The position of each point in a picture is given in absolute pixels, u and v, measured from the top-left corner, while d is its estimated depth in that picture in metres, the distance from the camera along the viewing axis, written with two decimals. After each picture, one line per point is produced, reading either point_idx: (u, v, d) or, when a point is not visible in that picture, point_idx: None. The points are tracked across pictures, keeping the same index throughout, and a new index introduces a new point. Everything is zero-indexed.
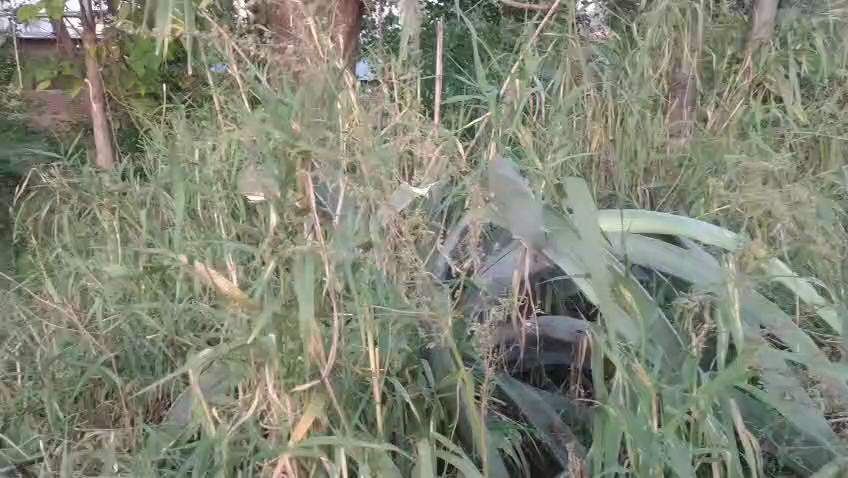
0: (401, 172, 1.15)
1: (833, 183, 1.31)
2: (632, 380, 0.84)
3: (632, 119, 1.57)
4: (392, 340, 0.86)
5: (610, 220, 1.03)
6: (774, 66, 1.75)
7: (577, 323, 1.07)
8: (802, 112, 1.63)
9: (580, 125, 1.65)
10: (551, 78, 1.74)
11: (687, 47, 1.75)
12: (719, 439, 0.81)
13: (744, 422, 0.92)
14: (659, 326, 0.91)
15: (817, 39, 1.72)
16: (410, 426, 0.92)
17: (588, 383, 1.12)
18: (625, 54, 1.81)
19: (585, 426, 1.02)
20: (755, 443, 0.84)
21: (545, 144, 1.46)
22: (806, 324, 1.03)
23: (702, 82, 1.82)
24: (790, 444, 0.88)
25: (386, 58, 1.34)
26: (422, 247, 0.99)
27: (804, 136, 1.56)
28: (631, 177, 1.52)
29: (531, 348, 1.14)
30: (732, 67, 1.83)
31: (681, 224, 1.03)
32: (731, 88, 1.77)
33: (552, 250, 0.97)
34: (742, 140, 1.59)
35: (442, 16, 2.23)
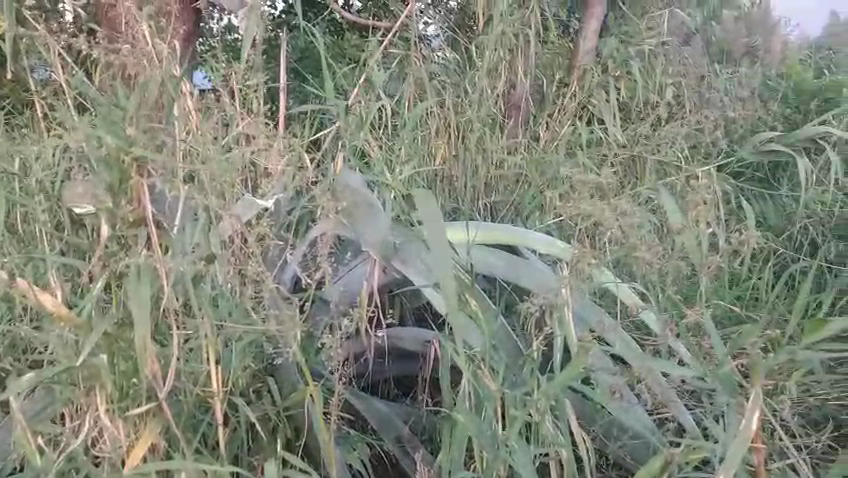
0: (246, 183, 1.12)
1: (649, 197, 1.43)
2: (477, 386, 0.86)
3: (473, 135, 1.64)
4: (236, 358, 0.83)
5: (457, 230, 1.07)
6: (597, 91, 1.89)
7: (424, 332, 1.08)
8: (622, 133, 1.78)
9: (424, 140, 1.70)
10: (395, 94, 1.78)
11: (520, 69, 1.85)
12: (557, 438, 0.86)
13: (578, 421, 0.97)
14: (502, 333, 0.95)
15: (633, 67, 1.89)
16: (257, 446, 0.88)
17: (435, 392, 1.14)
18: (465, 73, 1.88)
19: (432, 434, 1.04)
20: (588, 441, 0.90)
21: (391, 158, 1.48)
22: (628, 326, 1.13)
23: (535, 103, 1.94)
24: (618, 441, 0.94)
25: (227, 66, 1.30)
26: (270, 258, 0.97)
27: (624, 155, 1.71)
28: (473, 191, 1.59)
29: (380, 360, 1.14)
30: (561, 89, 1.96)
31: (520, 235, 1.09)
32: (561, 109, 1.89)
33: (401, 260, 0.97)
34: (571, 158, 1.71)
35: (284, 27, 2.20)
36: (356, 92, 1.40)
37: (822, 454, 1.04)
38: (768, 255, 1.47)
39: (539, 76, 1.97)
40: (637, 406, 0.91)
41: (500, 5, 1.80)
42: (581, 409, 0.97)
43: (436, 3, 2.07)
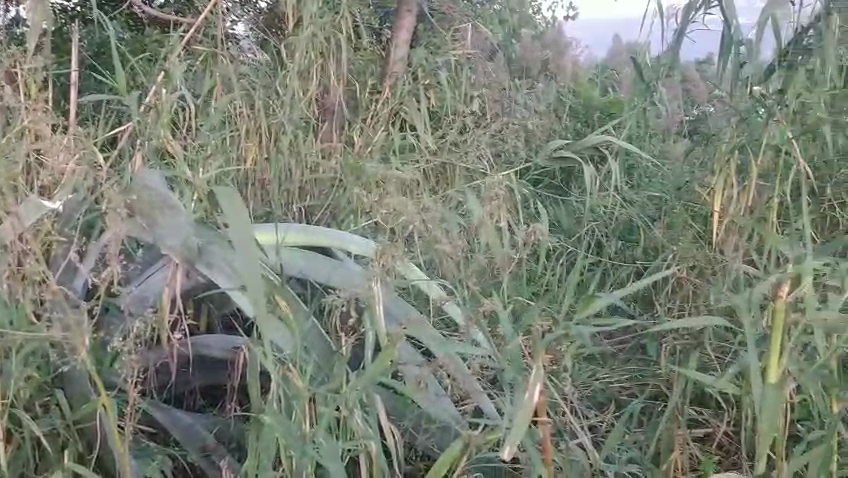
0: (30, 181, 1.02)
1: (457, 199, 1.50)
2: (284, 385, 0.85)
3: (285, 138, 1.62)
4: (14, 369, 0.75)
5: (265, 231, 1.05)
6: (408, 98, 1.95)
7: (233, 338, 1.05)
8: (431, 140, 1.85)
9: (234, 142, 1.65)
10: (202, 94, 1.71)
11: (333, 74, 1.86)
12: (366, 432, 0.87)
13: (388, 417, 1.00)
14: (312, 333, 0.94)
15: (441, 77, 1.97)
16: (42, 465, 0.80)
17: (244, 399, 1.11)
18: (276, 76, 1.86)
19: (241, 441, 1.01)
20: (398, 434, 0.92)
21: (197, 160, 1.42)
22: (437, 322, 1.17)
23: (348, 108, 1.95)
24: (427, 432, 0.98)
25: (5, 53, 1.18)
26: (54, 260, 0.88)
27: (434, 161, 1.78)
28: (285, 195, 1.57)
29: (185, 370, 1.09)
30: (373, 95, 1.99)
31: (331, 235, 1.09)
32: (373, 115, 1.93)
33: (206, 264, 0.93)
34: (383, 163, 1.75)
35: (77, 19, 2.04)
36: (156, 89, 1.34)
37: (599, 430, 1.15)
38: (562, 254, 1.60)
39: (352, 81, 2.00)
40: (444, 398, 0.95)
41: (310, 8, 1.80)
42: (391, 404, 0.99)
43: (245, 2, 2.08)
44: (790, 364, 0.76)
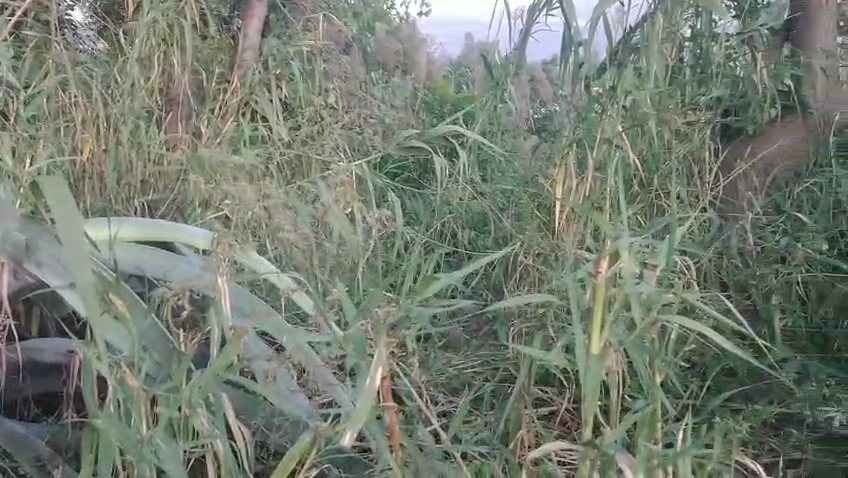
0: None
1: (310, 192, 1.49)
2: (121, 386, 0.80)
3: (125, 128, 1.53)
4: None
5: (98, 227, 0.99)
6: (259, 88, 1.91)
7: (66, 340, 0.97)
8: (284, 132, 1.82)
9: (67, 133, 1.54)
10: (30, 81, 1.58)
11: (177, 62, 1.78)
12: (212, 430, 0.83)
13: (237, 416, 0.97)
14: (153, 332, 0.89)
15: (293, 67, 1.94)
16: None
17: (83, 406, 1.03)
18: (115, 63, 1.75)
19: (78, 450, 0.94)
20: (248, 432, 0.89)
21: (23, 151, 1.31)
22: (290, 316, 1.15)
23: (196, 99, 1.88)
24: (279, 429, 0.95)
25: None
26: None
27: (288, 154, 1.75)
28: (127, 189, 1.48)
29: (12, 379, 1.00)
30: (222, 85, 1.92)
31: (171, 229, 1.05)
32: (222, 106, 1.86)
33: (35, 262, 0.87)
34: (234, 155, 1.69)
35: None
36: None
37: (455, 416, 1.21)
38: (417, 245, 1.63)
39: (199, 70, 1.92)
40: (298, 394, 0.93)
41: None
42: (241, 403, 0.96)
43: None
44: (611, 337, 0.79)
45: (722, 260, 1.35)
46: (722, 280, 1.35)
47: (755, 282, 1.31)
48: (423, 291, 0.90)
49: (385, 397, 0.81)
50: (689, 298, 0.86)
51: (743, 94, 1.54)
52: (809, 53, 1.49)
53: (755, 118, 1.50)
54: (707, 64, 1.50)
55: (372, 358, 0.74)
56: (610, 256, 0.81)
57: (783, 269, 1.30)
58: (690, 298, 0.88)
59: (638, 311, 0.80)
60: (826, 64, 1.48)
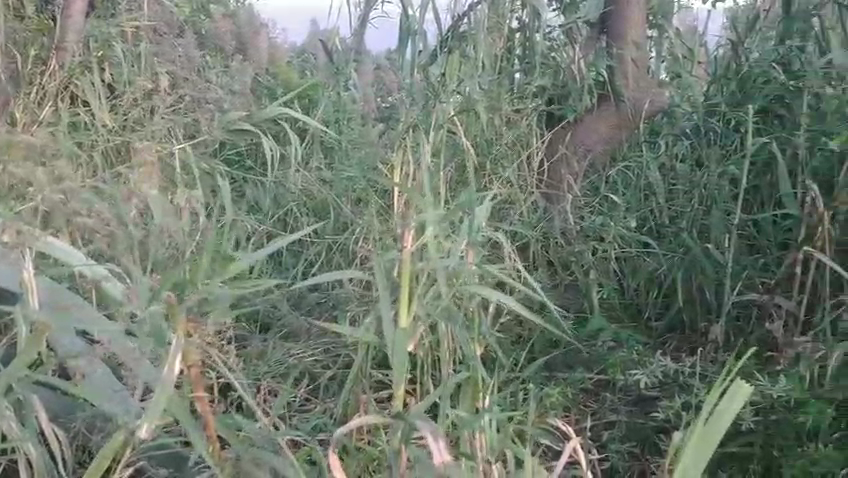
0: None
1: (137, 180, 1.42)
2: None
3: None
4: None
5: None
6: (79, 71, 1.79)
7: None
8: (108, 118, 1.72)
9: None
10: None
11: None
12: (18, 434, 0.77)
13: (52, 420, 0.91)
14: None
15: (116, 48, 1.83)
16: None
17: None
18: None
19: None
20: (64, 436, 0.83)
21: None
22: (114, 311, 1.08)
23: (8, 82, 1.73)
24: (102, 431, 0.89)
25: None
26: None
27: (113, 140, 1.65)
28: None
29: None
30: (37, 67, 1.79)
31: None
32: (38, 91, 1.73)
33: None
34: (51, 141, 1.57)
35: None
36: None
37: (302, 407, 1.18)
38: (255, 234, 1.59)
39: (10, 51, 1.77)
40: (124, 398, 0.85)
41: None
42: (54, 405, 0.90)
43: None
44: (420, 309, 0.80)
45: (548, 241, 1.45)
46: (547, 260, 1.45)
47: (574, 260, 1.41)
48: (223, 271, 0.80)
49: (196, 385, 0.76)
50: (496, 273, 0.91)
51: (564, 85, 1.64)
52: (621, 45, 1.60)
53: (575, 107, 1.61)
54: (531, 56, 1.59)
55: (170, 349, 0.71)
56: (415, 231, 0.83)
57: (599, 247, 1.42)
58: (497, 273, 0.93)
59: (446, 285, 0.83)
60: (636, 56, 1.61)
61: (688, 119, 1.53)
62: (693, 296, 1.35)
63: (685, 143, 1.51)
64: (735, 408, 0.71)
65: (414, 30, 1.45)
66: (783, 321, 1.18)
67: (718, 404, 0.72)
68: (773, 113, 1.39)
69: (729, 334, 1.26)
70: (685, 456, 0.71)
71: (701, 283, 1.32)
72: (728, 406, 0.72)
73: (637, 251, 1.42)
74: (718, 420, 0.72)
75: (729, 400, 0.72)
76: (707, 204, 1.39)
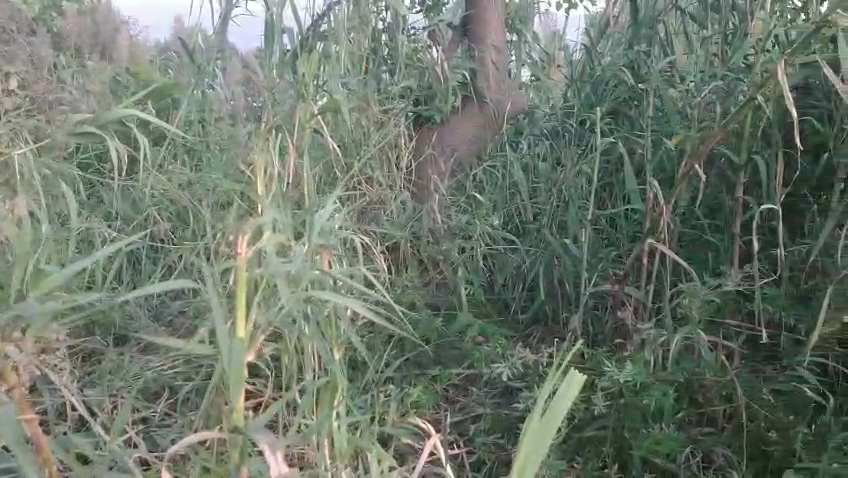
0: None
1: None
2: None
3: None
4: None
5: None
6: None
7: None
8: None
9: None
10: None
11: None
12: None
13: None
14: None
15: None
16: None
17: None
18: None
19: None
20: None
21: None
22: None
23: None
24: None
25: None
26: None
27: None
28: None
29: None
30: None
31: None
32: None
33: None
34: None
35: None
36: None
37: (165, 425, 1.14)
38: (112, 241, 1.51)
39: None
40: None
41: None
42: None
43: None
44: (262, 318, 0.75)
45: (416, 241, 1.46)
46: (418, 259, 1.46)
47: (442, 258, 1.43)
48: (36, 288, 0.74)
49: (21, 409, 0.73)
50: (336, 274, 0.84)
51: (429, 86, 1.65)
52: (481, 48, 1.65)
53: (441, 108, 1.62)
54: (397, 57, 1.61)
55: None
56: (251, 236, 0.73)
57: (466, 245, 1.44)
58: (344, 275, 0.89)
59: (287, 291, 0.76)
60: (495, 57, 1.67)
61: (547, 120, 1.59)
62: (555, 290, 1.40)
63: (546, 143, 1.57)
64: (571, 396, 0.67)
65: (283, 27, 1.44)
66: (634, 310, 1.25)
67: (556, 391, 0.68)
68: (622, 114, 1.47)
69: (587, 324, 1.33)
70: (522, 448, 0.67)
71: (562, 277, 1.38)
72: (566, 394, 0.67)
73: (502, 248, 1.46)
74: (554, 410, 0.67)
75: (566, 386, 0.67)
76: (565, 201, 1.45)
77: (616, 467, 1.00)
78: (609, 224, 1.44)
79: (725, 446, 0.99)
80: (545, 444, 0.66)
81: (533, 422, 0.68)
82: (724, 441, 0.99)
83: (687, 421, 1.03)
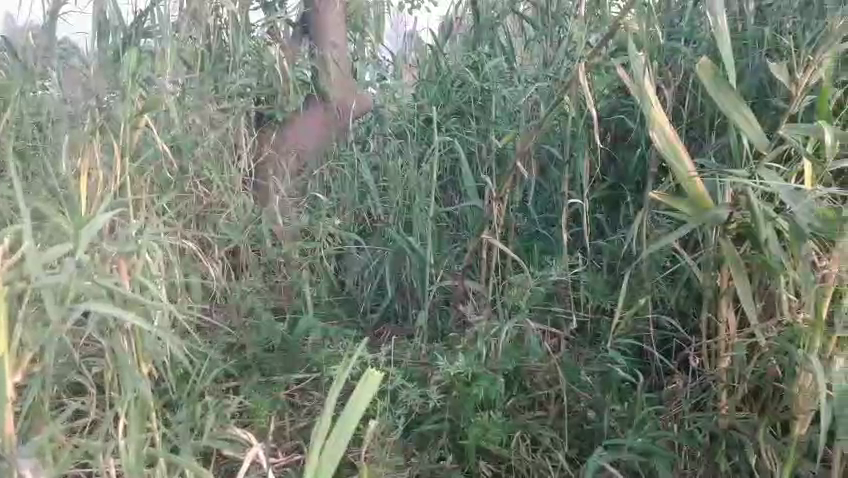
0: None
1: None
2: None
3: None
4: None
5: None
6: None
7: None
8: None
9: None
10: None
11: None
12: None
13: None
14: None
15: None
16: None
17: None
18: None
19: None
20: None
21: None
22: None
23: None
24: None
25: None
26: None
27: None
28: None
29: None
30: None
31: None
32: None
33: None
34: None
35: None
36: None
37: None
38: None
39: None
40: None
41: None
42: None
43: None
44: (35, 337, 0.70)
45: (256, 245, 1.44)
46: (260, 263, 1.43)
47: (283, 261, 1.42)
48: None
49: None
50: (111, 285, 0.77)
51: (269, 84, 1.61)
52: (321, 47, 1.63)
53: (283, 108, 1.60)
54: (233, 55, 1.55)
55: None
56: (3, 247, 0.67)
57: (308, 246, 1.44)
58: (153, 284, 0.85)
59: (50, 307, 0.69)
60: (335, 55, 1.65)
61: (394, 120, 1.60)
62: (404, 288, 1.41)
63: (392, 141, 1.59)
64: (365, 395, 0.68)
65: (114, 26, 1.39)
66: (475, 304, 1.28)
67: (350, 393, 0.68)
68: (468, 114, 1.50)
69: (434, 319, 1.34)
70: (319, 451, 0.66)
71: (410, 274, 1.38)
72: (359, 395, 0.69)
73: (350, 248, 1.47)
74: (349, 411, 0.68)
75: (361, 389, 0.68)
76: (409, 199, 1.45)
77: (454, 458, 1.03)
78: (456, 221, 1.46)
79: (552, 430, 1.04)
80: (342, 443, 0.66)
81: (326, 426, 0.67)
82: (550, 426, 1.04)
83: (518, 407, 1.08)
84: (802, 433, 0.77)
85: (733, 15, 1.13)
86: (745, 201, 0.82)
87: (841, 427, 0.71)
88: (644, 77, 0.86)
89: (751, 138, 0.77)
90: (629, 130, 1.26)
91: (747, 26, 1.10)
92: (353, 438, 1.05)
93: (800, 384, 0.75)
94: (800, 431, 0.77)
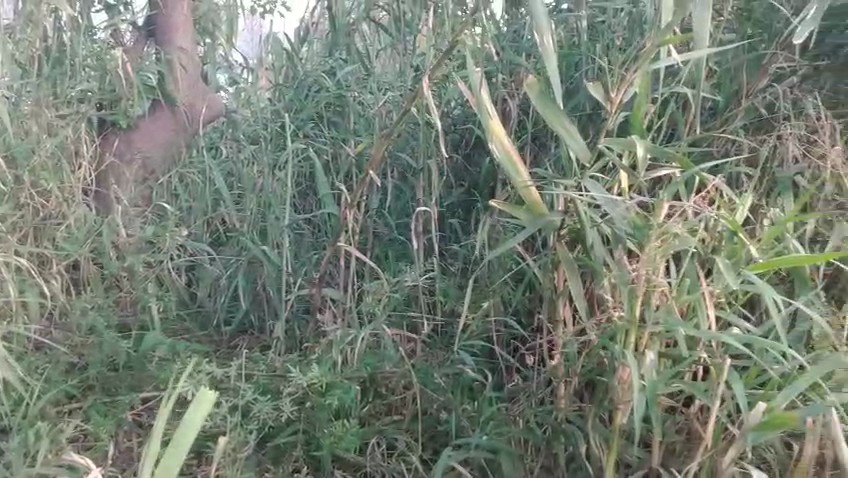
0: None
1: None
2: None
3: None
4: None
5: None
6: None
7: None
8: None
9: None
10: None
11: None
12: None
13: None
14: None
15: None
16: None
17: None
18: None
19: None
20: None
21: None
22: None
23: None
24: None
25: None
26: None
27: None
28: None
29: None
30: None
31: None
32: None
33: None
34: None
35: None
36: None
37: None
38: None
39: None
40: None
41: None
42: None
43: None
44: None
45: (98, 258, 1.36)
46: (104, 276, 1.36)
47: (128, 275, 1.36)
48: None
49: None
50: None
51: (111, 88, 1.53)
52: (167, 50, 1.57)
53: (126, 112, 1.52)
54: (71, 58, 1.46)
55: None
56: None
57: (155, 258, 1.38)
58: None
59: None
60: (182, 58, 1.59)
61: (249, 126, 1.56)
62: (259, 297, 1.38)
63: (243, 143, 1.55)
64: (201, 414, 0.67)
65: None
66: (332, 312, 1.27)
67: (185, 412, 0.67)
68: (326, 119, 1.49)
69: (292, 328, 1.32)
70: (151, 473, 0.65)
71: (266, 283, 1.35)
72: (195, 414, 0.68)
73: (202, 258, 1.42)
74: (184, 430, 0.67)
75: (198, 408, 0.67)
76: (264, 207, 1.43)
77: (310, 469, 1.02)
78: (313, 228, 1.45)
79: (407, 433, 1.06)
80: (177, 462, 0.65)
81: (159, 446, 0.66)
82: (404, 429, 1.06)
83: (374, 413, 1.09)
84: (623, 422, 0.83)
85: (571, 32, 1.20)
86: (572, 207, 0.87)
87: (653, 415, 0.77)
88: (481, 89, 0.89)
89: (572, 147, 0.82)
90: (479, 138, 1.30)
91: (581, 42, 1.17)
92: (202, 456, 1.01)
93: (619, 378, 0.82)
94: (621, 420, 0.83)
